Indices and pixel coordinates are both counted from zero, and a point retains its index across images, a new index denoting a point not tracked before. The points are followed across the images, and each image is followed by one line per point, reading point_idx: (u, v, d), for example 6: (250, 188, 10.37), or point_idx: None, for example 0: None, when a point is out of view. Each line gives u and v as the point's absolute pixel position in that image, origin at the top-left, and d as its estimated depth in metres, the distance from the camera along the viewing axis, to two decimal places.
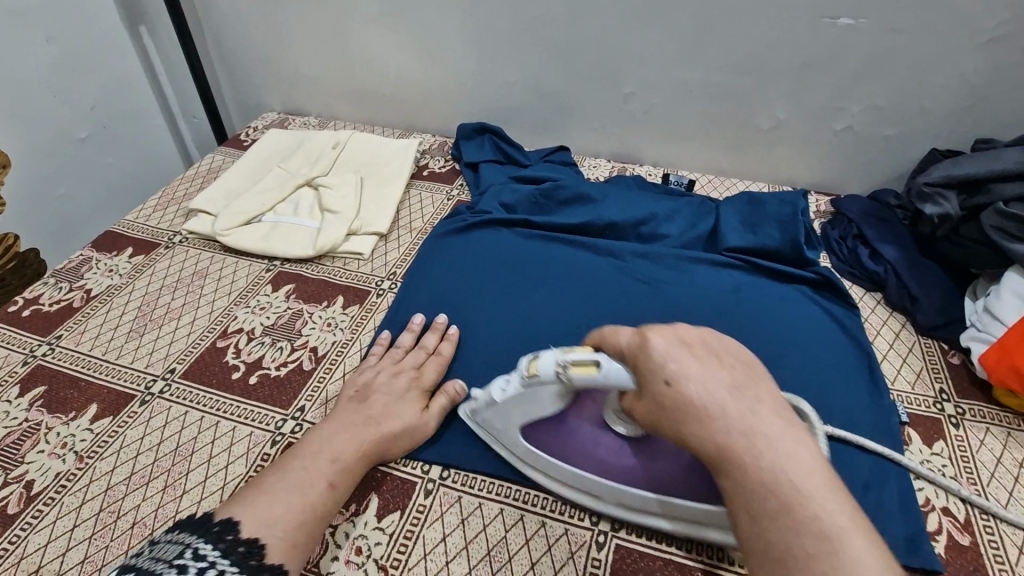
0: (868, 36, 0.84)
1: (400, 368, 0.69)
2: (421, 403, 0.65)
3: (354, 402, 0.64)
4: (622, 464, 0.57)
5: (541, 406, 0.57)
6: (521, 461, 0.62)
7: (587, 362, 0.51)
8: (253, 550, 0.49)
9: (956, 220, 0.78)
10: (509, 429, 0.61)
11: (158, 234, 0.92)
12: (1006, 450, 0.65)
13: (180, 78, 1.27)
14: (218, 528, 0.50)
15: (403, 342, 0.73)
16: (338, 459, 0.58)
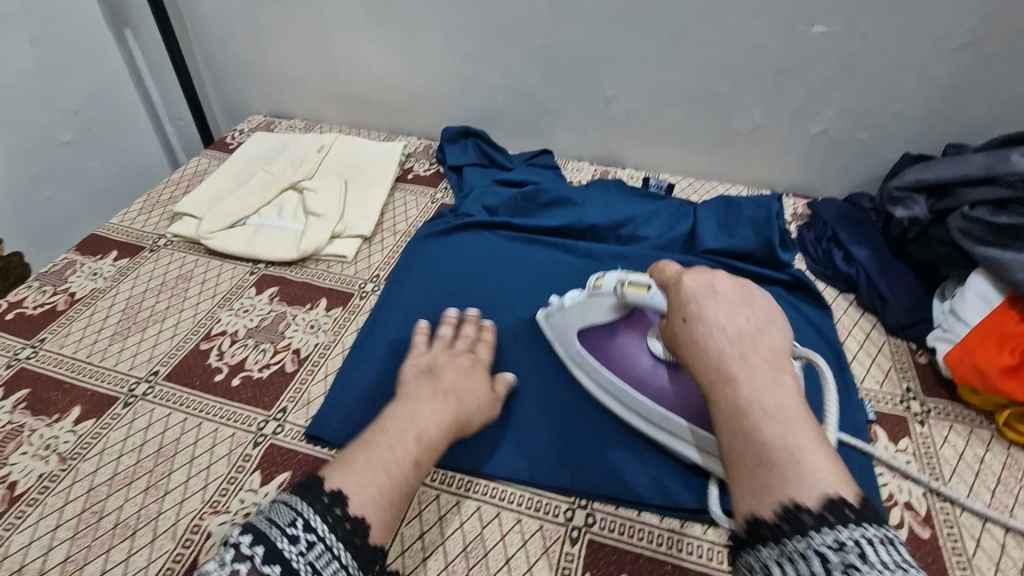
0: (840, 42, 0.86)
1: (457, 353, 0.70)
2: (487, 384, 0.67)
3: (426, 378, 0.65)
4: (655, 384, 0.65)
5: (597, 314, 0.68)
6: (572, 363, 0.72)
7: (640, 285, 0.62)
8: (358, 528, 0.51)
9: (924, 223, 0.80)
10: (567, 329, 0.71)
11: (142, 237, 0.93)
12: (968, 446, 0.67)
13: (165, 82, 1.27)
14: (328, 500, 0.51)
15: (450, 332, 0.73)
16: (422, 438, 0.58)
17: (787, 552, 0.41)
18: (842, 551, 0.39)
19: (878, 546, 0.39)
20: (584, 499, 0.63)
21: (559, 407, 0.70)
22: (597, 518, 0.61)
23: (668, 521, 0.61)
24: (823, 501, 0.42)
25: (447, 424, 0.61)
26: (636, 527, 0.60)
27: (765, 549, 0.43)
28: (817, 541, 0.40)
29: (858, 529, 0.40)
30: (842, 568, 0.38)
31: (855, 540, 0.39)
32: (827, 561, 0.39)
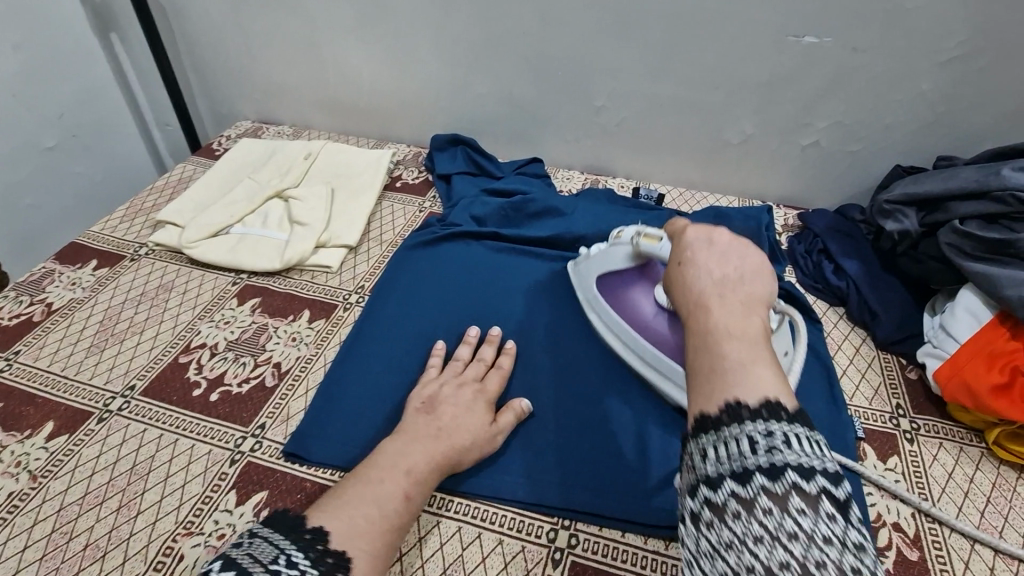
0: (831, 54, 0.86)
1: (463, 381, 0.68)
2: (489, 416, 0.65)
3: (422, 413, 0.63)
4: (656, 329, 0.70)
5: (615, 262, 0.76)
6: (589, 307, 0.79)
7: (653, 238, 0.70)
8: (340, 563, 0.47)
9: (915, 237, 0.79)
10: (588, 276, 0.79)
11: (123, 246, 0.91)
12: (958, 465, 0.66)
13: (152, 86, 1.26)
14: (310, 536, 0.48)
15: (462, 355, 0.72)
16: (414, 471, 0.57)
17: (720, 437, 0.38)
18: (771, 437, 0.37)
19: (806, 440, 0.37)
20: (568, 519, 0.61)
21: (544, 423, 0.69)
22: (580, 540, 0.60)
23: (653, 542, 0.59)
24: (763, 400, 0.38)
25: (427, 443, 0.59)
26: (620, 549, 0.59)
27: (698, 434, 0.40)
28: (749, 429, 0.37)
29: (791, 425, 0.37)
30: (768, 451, 0.36)
31: (785, 433, 0.37)
32: (755, 445, 0.37)
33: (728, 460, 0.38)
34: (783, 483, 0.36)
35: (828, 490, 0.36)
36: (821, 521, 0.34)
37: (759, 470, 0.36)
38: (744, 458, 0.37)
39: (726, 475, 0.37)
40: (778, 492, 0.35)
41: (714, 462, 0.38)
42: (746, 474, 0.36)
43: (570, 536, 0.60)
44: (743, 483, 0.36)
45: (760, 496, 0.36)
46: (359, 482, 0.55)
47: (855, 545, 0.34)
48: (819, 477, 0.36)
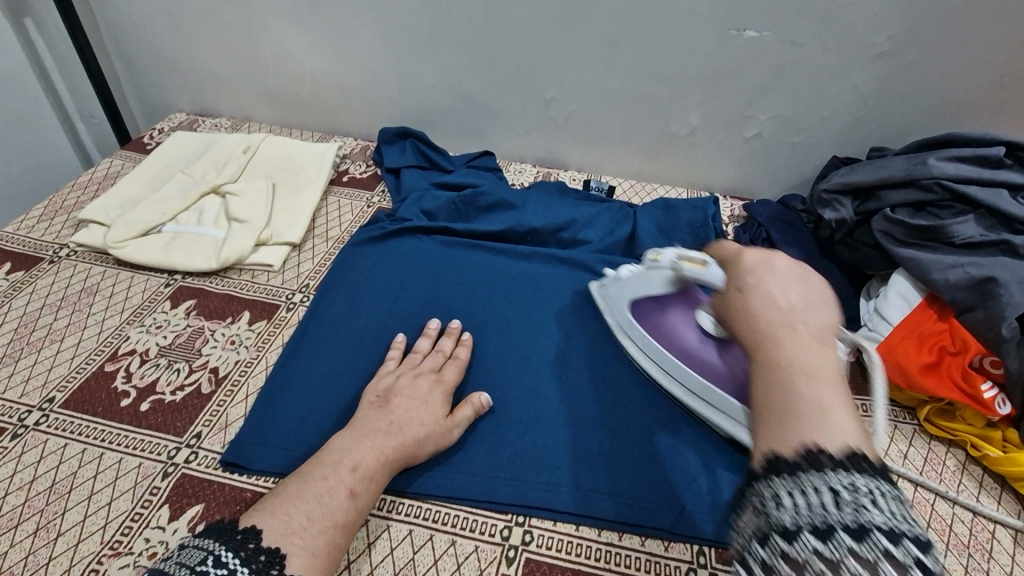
0: (771, 48, 0.88)
1: (421, 371, 0.67)
2: (444, 410, 0.64)
3: (376, 407, 0.62)
4: (704, 359, 0.65)
5: (651, 286, 0.69)
6: (623, 331, 0.75)
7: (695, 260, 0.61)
8: (274, 559, 0.46)
9: (851, 225, 0.82)
10: (620, 298, 0.74)
11: (41, 247, 0.84)
12: (892, 443, 0.69)
13: (75, 76, 1.17)
14: (242, 536, 0.46)
15: (421, 347, 0.70)
16: (359, 467, 0.55)
17: (799, 484, 0.33)
18: (857, 492, 0.32)
19: (892, 499, 0.33)
20: (521, 516, 0.60)
21: (496, 417, 0.68)
22: (534, 536, 0.59)
23: (607, 534, 0.59)
24: (846, 450, 0.34)
25: (387, 446, 0.57)
26: (574, 543, 0.58)
27: (770, 476, 0.35)
28: (830, 478, 0.33)
29: (878, 482, 0.33)
30: (853, 506, 0.32)
31: (869, 487, 0.32)
32: (839, 500, 0.32)
33: (809, 512, 0.32)
34: (871, 545, 0.30)
35: (922, 563, 0.30)
36: None
37: (845, 526, 0.31)
38: (827, 512, 0.32)
39: (804, 526, 0.32)
40: (865, 549, 0.30)
41: (789, 510, 0.33)
42: (830, 529, 0.31)
43: (526, 533, 0.59)
44: (826, 537, 0.31)
45: (847, 557, 0.30)
46: (316, 489, 0.52)
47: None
48: (906, 541, 0.31)
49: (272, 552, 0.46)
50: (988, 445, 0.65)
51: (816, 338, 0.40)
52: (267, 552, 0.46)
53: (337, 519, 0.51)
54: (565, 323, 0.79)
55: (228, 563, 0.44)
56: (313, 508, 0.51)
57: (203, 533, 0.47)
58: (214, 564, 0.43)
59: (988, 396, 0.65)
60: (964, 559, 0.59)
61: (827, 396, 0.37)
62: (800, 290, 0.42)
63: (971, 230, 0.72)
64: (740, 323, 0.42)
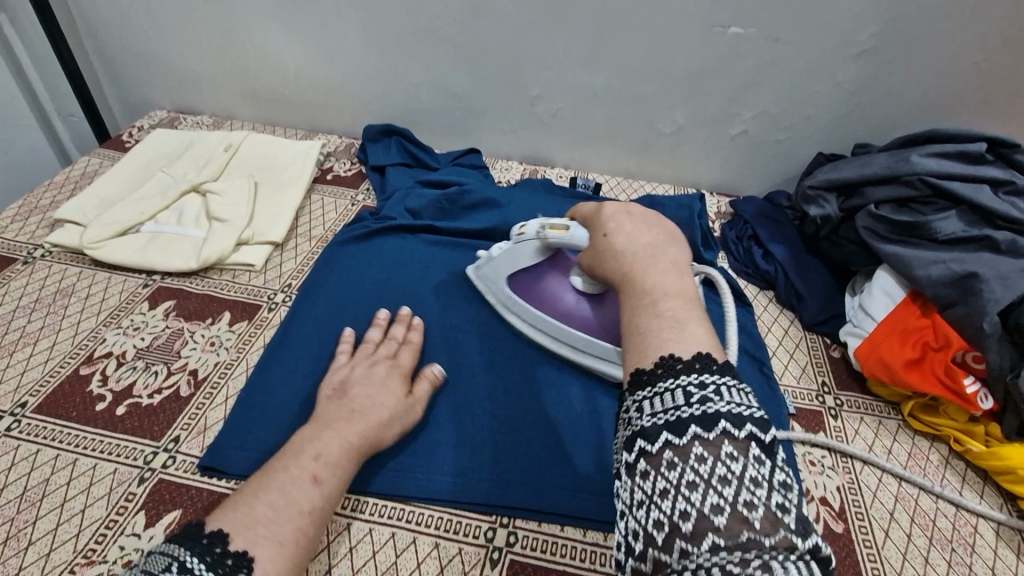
0: (754, 44, 0.88)
1: (375, 360, 0.66)
2: (404, 388, 0.64)
3: (333, 399, 0.61)
4: (580, 315, 0.70)
5: (524, 259, 0.72)
6: (506, 307, 0.77)
7: (558, 226, 0.65)
8: (241, 563, 0.43)
9: (835, 221, 0.82)
10: (497, 276, 0.76)
11: (15, 248, 0.82)
12: (877, 438, 0.69)
13: (51, 74, 1.14)
14: (207, 540, 0.44)
15: (372, 336, 0.70)
16: (322, 454, 0.54)
17: (656, 390, 0.37)
18: (704, 387, 0.36)
19: (737, 388, 0.37)
20: (506, 517, 0.60)
21: (478, 417, 0.67)
22: (519, 537, 0.58)
23: (592, 534, 0.59)
24: (695, 352, 0.39)
25: (350, 433, 0.57)
26: (559, 543, 0.58)
27: (635, 390, 0.39)
28: (681, 379, 0.37)
29: (722, 375, 0.37)
30: (701, 400, 0.36)
31: (717, 385, 0.37)
32: (690, 395, 0.36)
33: (664, 412, 0.36)
34: (716, 430, 0.34)
35: (758, 436, 0.35)
36: (752, 465, 0.33)
37: (693, 418, 0.35)
38: (679, 408, 0.36)
39: (661, 426, 0.36)
40: (710, 436, 0.34)
41: (649, 415, 0.37)
42: (680, 423, 0.35)
43: (509, 535, 0.58)
44: (678, 431, 0.35)
45: (693, 443, 0.34)
46: (278, 480, 0.51)
47: (782, 485, 0.34)
48: (749, 423, 0.35)
49: (239, 556, 0.44)
50: (971, 440, 0.66)
51: (667, 263, 0.46)
52: (233, 556, 0.43)
53: (302, 505, 0.50)
54: None
55: (192, 569, 0.41)
56: (277, 499, 0.50)
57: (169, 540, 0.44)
58: (179, 570, 0.40)
59: (970, 391, 0.65)
60: (947, 553, 0.59)
61: (680, 310, 0.42)
62: (645, 229, 0.50)
63: (954, 226, 0.72)
64: (612, 262, 0.49)
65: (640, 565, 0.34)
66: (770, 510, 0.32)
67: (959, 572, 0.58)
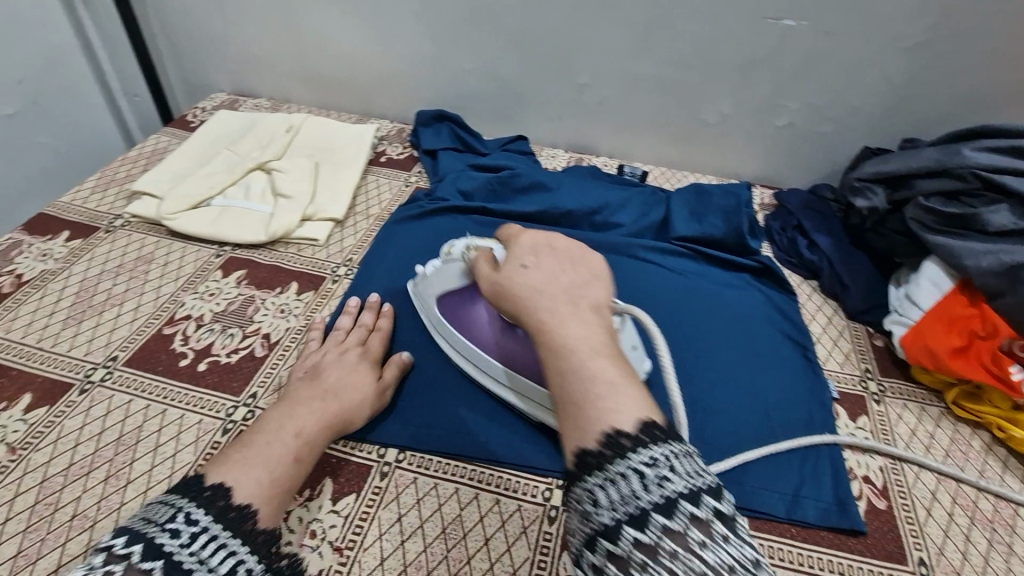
0: (805, 37, 0.89)
1: (346, 346, 0.69)
2: (374, 372, 0.67)
3: (306, 379, 0.64)
4: (512, 350, 0.65)
5: (451, 280, 0.69)
6: (435, 331, 0.73)
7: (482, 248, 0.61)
8: (246, 515, 0.48)
9: (882, 213, 0.84)
10: (428, 297, 0.72)
11: (96, 217, 0.88)
12: (920, 423, 0.71)
13: (119, 56, 1.20)
14: (211, 493, 0.48)
15: (343, 324, 0.73)
16: (302, 433, 0.57)
17: (609, 476, 0.41)
18: (657, 468, 0.40)
19: (682, 460, 0.41)
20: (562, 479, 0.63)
21: None
22: None
23: None
24: (639, 424, 0.42)
25: (326, 413, 0.60)
26: None
27: (587, 473, 0.42)
28: (635, 465, 0.40)
29: (667, 446, 0.41)
30: (657, 486, 0.39)
31: (665, 458, 0.41)
32: (646, 481, 0.40)
33: (623, 504, 0.40)
34: (679, 518, 0.38)
35: (717, 511, 0.39)
36: (718, 547, 0.37)
37: (654, 506, 0.38)
38: (639, 497, 0.39)
39: (625, 520, 0.39)
40: (674, 523, 0.38)
41: (609, 509, 0.40)
42: (643, 515, 0.38)
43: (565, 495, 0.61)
44: (642, 525, 0.38)
45: (662, 537, 0.37)
46: (261, 454, 0.54)
47: (752, 564, 0.37)
48: (705, 499, 0.39)
49: (243, 508, 0.49)
50: (1014, 427, 0.67)
51: (587, 309, 0.51)
52: (238, 509, 0.48)
53: (282, 483, 0.53)
54: None
55: (199, 520, 0.45)
56: (261, 474, 0.52)
57: (172, 490, 0.48)
58: (185, 522, 0.45)
59: (1016, 377, 0.65)
60: (988, 532, 0.61)
61: (612, 372, 0.46)
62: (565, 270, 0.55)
63: (1006, 218, 0.73)
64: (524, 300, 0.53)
65: None
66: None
67: (1000, 551, 0.60)
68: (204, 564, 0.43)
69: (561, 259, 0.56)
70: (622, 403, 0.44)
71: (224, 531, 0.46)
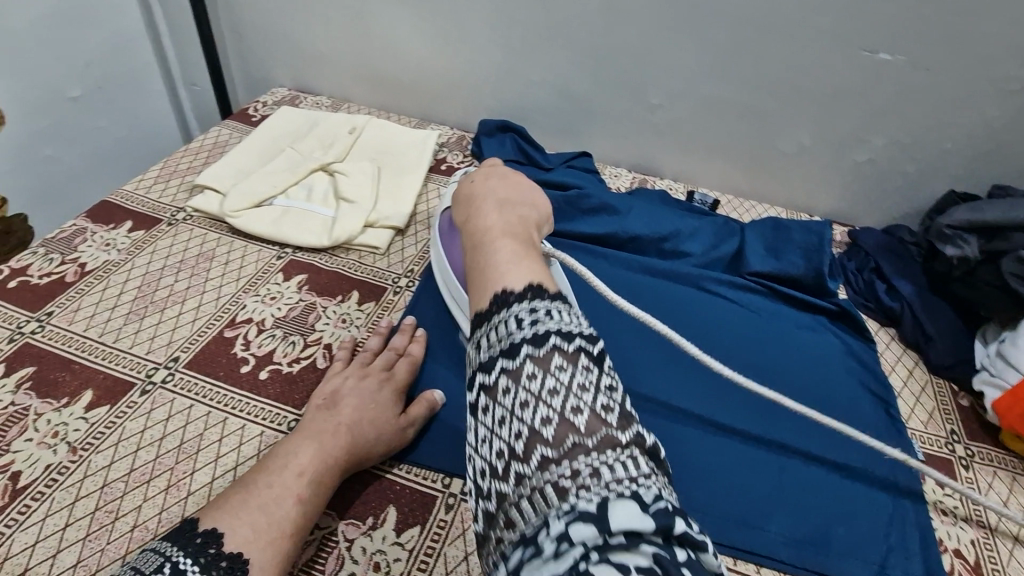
0: (900, 72, 0.85)
1: (367, 372, 0.64)
2: (396, 407, 0.62)
3: (323, 409, 0.60)
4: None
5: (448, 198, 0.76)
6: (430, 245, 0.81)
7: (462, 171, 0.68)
8: (236, 566, 0.47)
9: (973, 263, 0.78)
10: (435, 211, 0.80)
11: (158, 209, 0.86)
12: (1012, 495, 0.66)
13: (183, 43, 1.19)
14: (201, 539, 0.47)
15: (370, 347, 0.68)
16: (305, 472, 0.54)
17: (492, 323, 0.43)
18: (536, 312, 0.43)
19: (564, 310, 0.44)
20: None
21: None
22: None
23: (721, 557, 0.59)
24: (529, 285, 0.45)
25: (335, 450, 0.56)
26: None
27: (478, 324, 0.45)
28: (514, 311, 0.43)
29: (551, 299, 0.44)
30: (533, 324, 0.42)
31: (546, 307, 0.43)
32: (523, 321, 0.42)
33: (501, 342, 0.42)
34: (545, 347, 0.41)
35: (586, 349, 0.42)
36: (579, 373, 0.40)
37: (525, 339, 0.41)
38: (513, 333, 0.42)
39: (498, 354, 0.42)
40: (541, 354, 0.40)
41: (488, 348, 0.43)
42: (513, 347, 0.41)
43: None
44: (511, 356, 0.41)
45: (526, 363, 0.40)
46: (260, 499, 0.51)
47: (608, 389, 0.41)
48: (577, 338, 0.42)
49: (234, 557, 0.47)
50: None
51: (511, 216, 0.58)
52: (227, 559, 0.47)
53: (285, 528, 0.50)
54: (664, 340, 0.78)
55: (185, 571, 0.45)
56: (257, 519, 0.50)
57: (166, 536, 0.48)
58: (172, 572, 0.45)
59: None
60: None
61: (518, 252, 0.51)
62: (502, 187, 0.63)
63: None
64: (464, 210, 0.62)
65: (495, 476, 0.39)
66: (594, 414, 0.39)
67: None
68: None
69: (503, 179, 0.65)
70: (516, 270, 0.47)
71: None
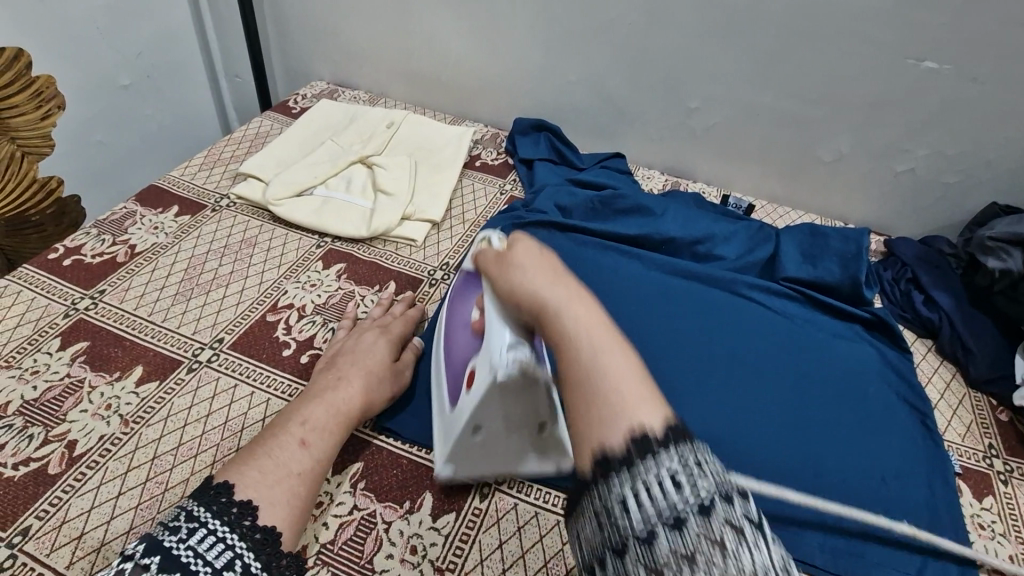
0: (945, 82, 0.84)
1: (366, 328, 0.69)
2: (392, 354, 0.67)
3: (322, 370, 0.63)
4: (463, 365, 0.61)
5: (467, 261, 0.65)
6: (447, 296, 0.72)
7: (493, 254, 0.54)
8: (246, 511, 0.47)
9: (1016, 277, 0.78)
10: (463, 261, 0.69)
11: (204, 195, 0.89)
12: None
13: (228, 35, 1.22)
14: (214, 490, 0.47)
15: (372, 313, 0.73)
16: (307, 421, 0.56)
17: (636, 481, 0.34)
18: (689, 469, 0.34)
19: (711, 460, 0.36)
20: None
21: None
22: None
23: None
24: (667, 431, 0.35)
25: (338, 401, 0.59)
26: None
27: (606, 478, 0.35)
28: (666, 465, 0.34)
29: (695, 447, 0.35)
30: (690, 486, 0.33)
31: (698, 460, 0.35)
32: (679, 482, 0.33)
33: (654, 508, 0.33)
34: (713, 516, 0.33)
35: (749, 512, 0.34)
36: (756, 546, 0.32)
37: (688, 509, 0.33)
38: (671, 500, 0.33)
39: (654, 523, 0.33)
40: (712, 529, 0.32)
41: (635, 511, 0.33)
42: (674, 516, 0.32)
43: None
44: (674, 529, 0.32)
45: (695, 536, 0.32)
46: (266, 446, 0.53)
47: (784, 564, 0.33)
48: (740, 502, 0.34)
49: (245, 504, 0.47)
50: None
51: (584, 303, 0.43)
52: (238, 504, 0.47)
53: (291, 467, 0.52)
54: (695, 343, 0.78)
55: (198, 517, 0.45)
56: (264, 463, 0.51)
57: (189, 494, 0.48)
58: (185, 518, 0.45)
59: None
60: None
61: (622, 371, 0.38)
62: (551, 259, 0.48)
63: None
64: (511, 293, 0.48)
65: None
66: None
67: None
68: (201, 558, 0.42)
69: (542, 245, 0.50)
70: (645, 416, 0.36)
71: (222, 525, 0.45)
